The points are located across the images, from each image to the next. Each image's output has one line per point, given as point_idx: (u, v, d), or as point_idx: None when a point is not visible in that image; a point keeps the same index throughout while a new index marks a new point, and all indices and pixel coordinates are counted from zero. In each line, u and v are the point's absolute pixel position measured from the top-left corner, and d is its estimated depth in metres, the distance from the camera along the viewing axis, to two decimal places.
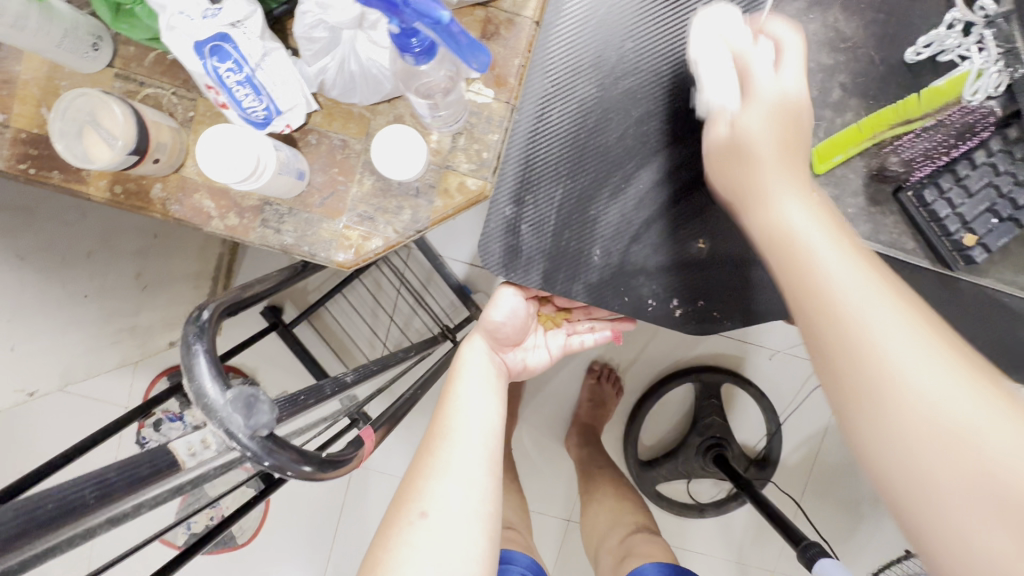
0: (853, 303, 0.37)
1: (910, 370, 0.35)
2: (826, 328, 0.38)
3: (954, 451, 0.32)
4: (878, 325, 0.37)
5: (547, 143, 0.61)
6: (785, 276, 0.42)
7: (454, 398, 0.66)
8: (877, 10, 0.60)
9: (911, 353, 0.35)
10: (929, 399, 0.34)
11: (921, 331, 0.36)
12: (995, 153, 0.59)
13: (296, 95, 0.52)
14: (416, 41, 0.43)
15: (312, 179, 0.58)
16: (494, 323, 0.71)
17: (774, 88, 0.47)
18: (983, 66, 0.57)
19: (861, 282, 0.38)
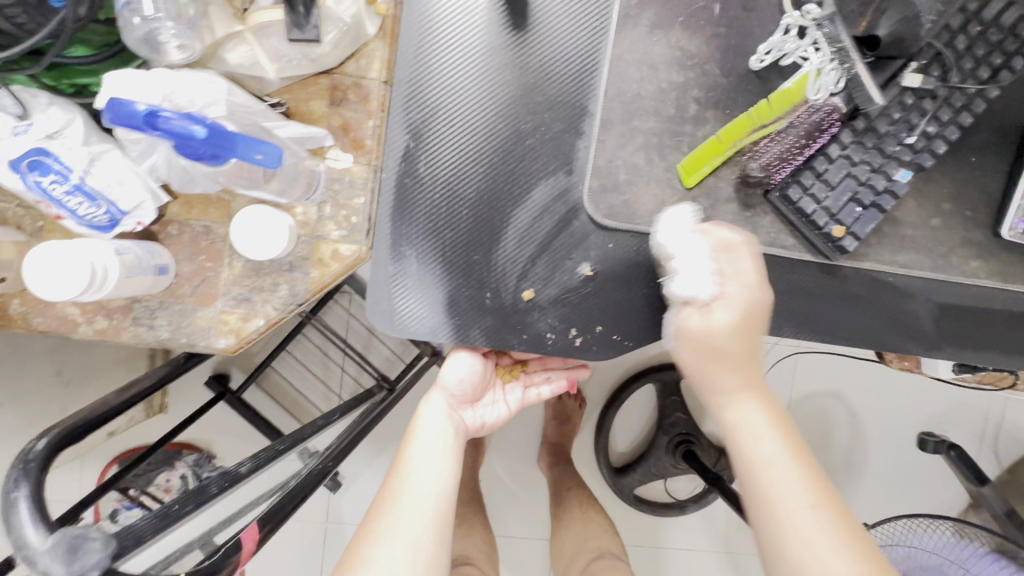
0: (767, 465, 0.49)
1: (789, 500, 0.48)
2: (762, 478, 0.49)
3: (796, 554, 0.47)
4: (754, 426, 0.51)
5: (418, 194, 0.60)
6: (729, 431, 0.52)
7: (408, 458, 0.68)
8: (716, 25, 0.63)
9: (803, 510, 0.48)
10: (808, 545, 0.47)
11: (807, 485, 0.49)
12: (848, 146, 0.62)
13: (138, 192, 0.50)
14: (198, 149, 0.40)
15: (179, 270, 0.57)
16: (451, 383, 0.72)
17: (738, 294, 0.52)
18: (820, 66, 0.60)
19: (780, 451, 0.50)
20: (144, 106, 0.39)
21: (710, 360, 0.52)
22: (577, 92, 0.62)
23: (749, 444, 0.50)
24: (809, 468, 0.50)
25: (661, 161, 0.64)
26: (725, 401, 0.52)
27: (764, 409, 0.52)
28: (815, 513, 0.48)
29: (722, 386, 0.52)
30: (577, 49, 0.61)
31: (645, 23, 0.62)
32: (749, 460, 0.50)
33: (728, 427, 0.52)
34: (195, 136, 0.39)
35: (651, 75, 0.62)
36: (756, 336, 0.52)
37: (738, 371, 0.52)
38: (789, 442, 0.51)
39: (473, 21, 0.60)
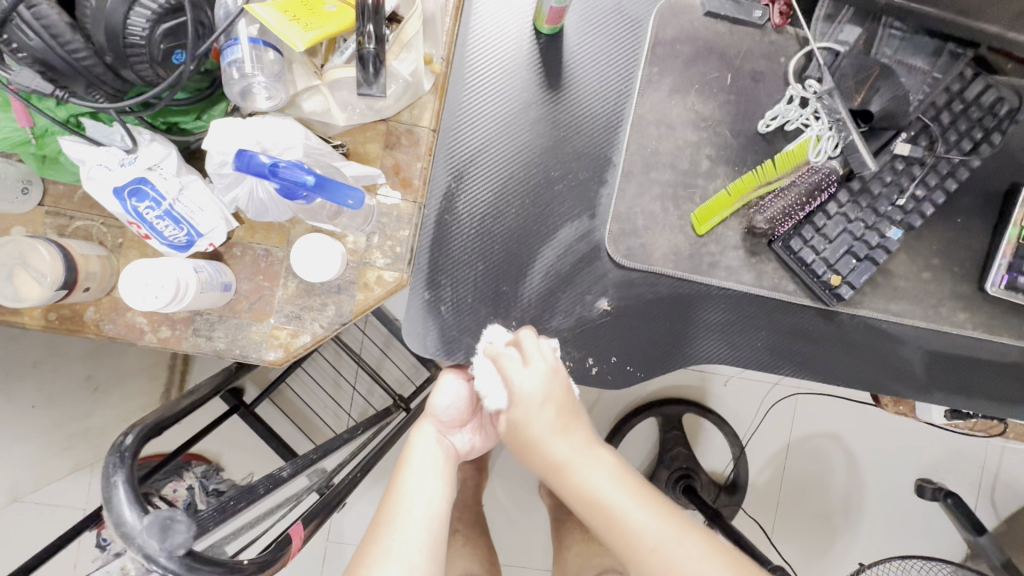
0: (579, 467, 0.54)
1: (630, 514, 0.51)
2: (570, 476, 0.54)
3: (623, 546, 0.51)
4: (604, 489, 0.53)
5: (456, 232, 0.67)
6: (534, 454, 0.56)
7: (399, 488, 0.65)
8: (727, 92, 0.70)
9: (640, 516, 0.51)
10: (639, 532, 0.51)
11: (643, 502, 0.52)
12: (845, 204, 0.68)
13: (216, 219, 0.56)
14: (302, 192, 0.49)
15: (239, 287, 0.63)
16: (438, 410, 0.71)
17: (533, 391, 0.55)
18: (821, 132, 0.67)
19: (627, 498, 0.52)
20: (266, 158, 0.47)
21: (536, 454, 0.55)
22: (602, 147, 0.69)
23: (622, 518, 0.51)
24: (627, 476, 0.54)
25: (675, 210, 0.70)
26: (568, 472, 0.54)
27: (619, 473, 0.54)
28: (705, 557, 0.50)
29: (542, 437, 0.55)
30: (604, 107, 0.69)
31: (665, 88, 0.69)
32: (614, 515, 0.52)
33: (524, 456, 0.56)
34: (307, 182, 0.48)
35: (668, 134, 0.70)
36: (574, 407, 0.57)
37: (566, 428, 0.55)
38: (647, 495, 0.54)
39: (514, 82, 0.68)
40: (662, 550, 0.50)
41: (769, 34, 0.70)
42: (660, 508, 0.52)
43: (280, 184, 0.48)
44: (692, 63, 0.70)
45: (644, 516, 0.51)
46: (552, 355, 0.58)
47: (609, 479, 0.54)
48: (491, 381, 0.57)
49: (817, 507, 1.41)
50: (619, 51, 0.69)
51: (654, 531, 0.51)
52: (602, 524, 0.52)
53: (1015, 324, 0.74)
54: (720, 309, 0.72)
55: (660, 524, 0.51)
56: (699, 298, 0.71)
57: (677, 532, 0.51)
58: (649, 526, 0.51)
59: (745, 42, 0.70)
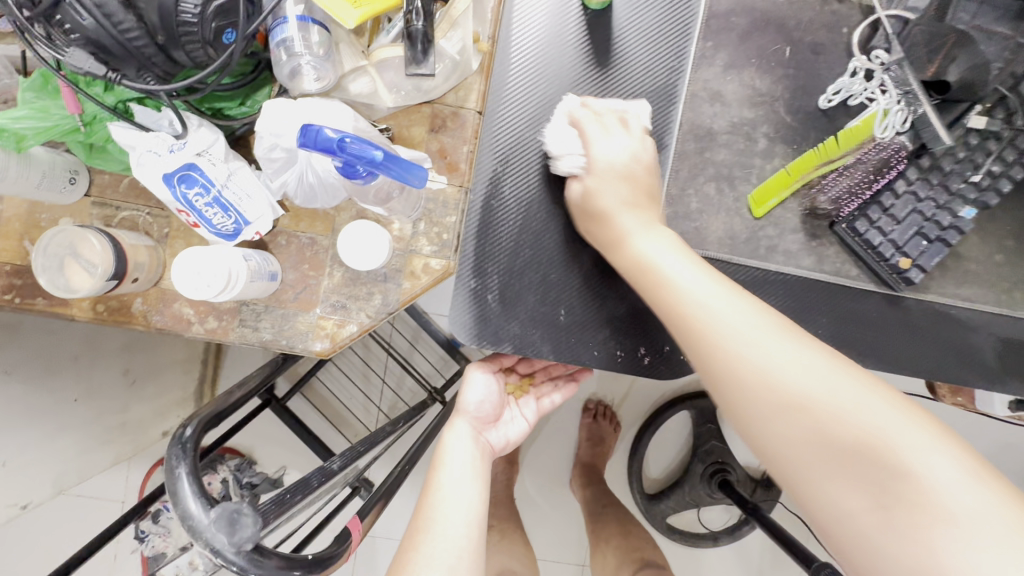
0: (751, 337, 0.47)
1: (771, 362, 0.45)
2: (714, 358, 0.48)
3: (785, 416, 0.43)
4: (662, 258, 0.55)
5: (502, 215, 0.65)
6: (653, 291, 0.54)
7: (437, 487, 0.69)
8: (786, 66, 0.66)
9: (781, 353, 0.45)
10: (774, 365, 0.45)
11: (792, 334, 0.46)
12: (914, 182, 0.64)
13: (262, 207, 0.55)
14: (362, 168, 0.47)
15: (284, 277, 0.61)
16: (472, 406, 0.78)
17: (620, 157, 0.61)
18: (887, 106, 0.63)
19: (756, 322, 0.48)
20: (333, 132, 0.46)
21: (597, 224, 0.60)
22: (654, 126, 0.66)
23: (783, 378, 0.44)
24: (820, 347, 0.46)
25: (731, 192, 0.67)
26: (620, 236, 0.58)
27: (800, 338, 0.46)
28: (886, 408, 0.41)
29: (666, 281, 0.53)
30: (655, 85, 0.66)
31: (719, 64, 0.66)
32: (752, 372, 0.45)
33: (679, 330, 0.51)
34: (377, 156, 0.46)
35: (723, 111, 0.66)
36: (647, 196, 0.61)
37: (636, 202, 0.60)
38: (801, 335, 0.47)
39: (560, 59, 0.65)
40: (811, 407, 0.42)
41: (830, 3, 0.67)
42: (807, 340, 0.47)
43: (346, 161, 0.47)
44: (748, 36, 0.66)
45: (818, 364, 0.44)
46: (641, 130, 0.63)
47: (770, 323, 0.48)
48: (563, 130, 0.63)
49: None
50: (669, 25, 0.66)
51: (790, 360, 0.45)
52: (696, 351, 0.49)
53: None
54: (778, 295, 0.68)
55: (875, 398, 0.42)
56: (757, 284, 0.68)
57: (826, 370, 0.44)
58: (852, 403, 0.42)
59: (804, 13, 0.66)
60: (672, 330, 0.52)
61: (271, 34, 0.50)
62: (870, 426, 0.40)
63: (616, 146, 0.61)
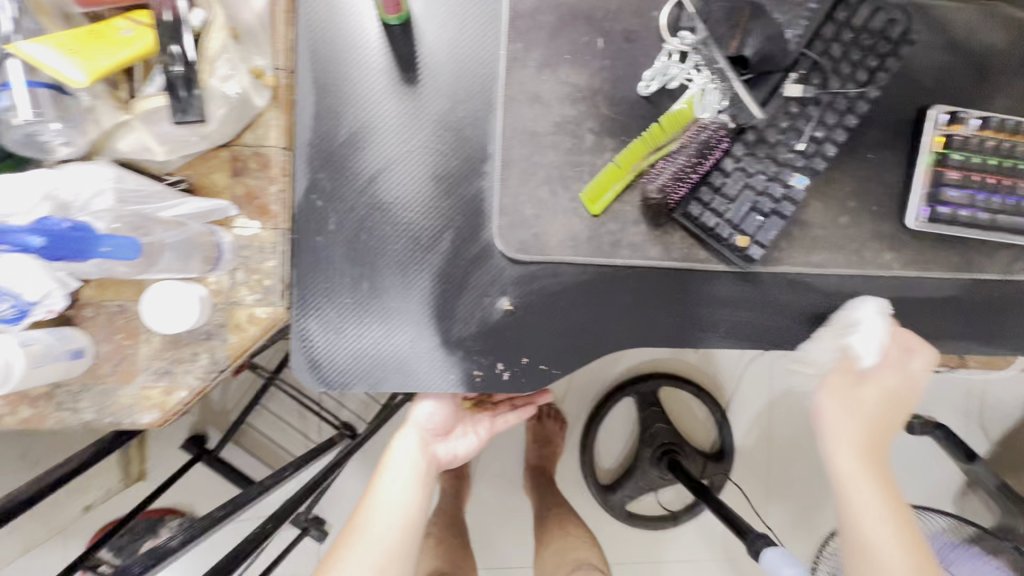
0: (860, 506, 0.63)
1: (880, 544, 0.61)
2: (858, 521, 0.63)
3: (855, 542, 0.63)
4: (885, 543, 0.61)
5: (330, 253, 0.62)
6: (853, 523, 0.63)
7: (378, 487, 0.71)
8: (601, 58, 0.65)
9: (883, 530, 0.62)
10: (872, 532, 0.62)
11: (888, 515, 0.63)
12: (741, 158, 0.64)
13: (47, 283, 0.48)
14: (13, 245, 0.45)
15: (97, 351, 0.58)
16: (424, 418, 0.73)
17: (415, 447, 0.73)
18: (703, 85, 0.64)
19: (890, 531, 0.62)
20: None
21: (866, 562, 0.62)
22: (475, 136, 0.64)
23: (851, 492, 0.64)
24: (889, 499, 0.64)
25: (565, 193, 0.65)
26: (855, 523, 0.63)
27: (866, 473, 0.65)
28: (887, 522, 0.62)
29: (848, 489, 0.64)
30: (468, 96, 0.64)
31: (532, 64, 0.64)
32: (851, 516, 0.64)
33: (849, 485, 0.65)
34: (36, 245, 0.45)
35: (545, 112, 0.65)
36: (884, 429, 0.68)
37: (854, 457, 0.65)
38: (900, 524, 0.63)
39: (363, 81, 0.62)
40: (881, 567, 0.60)
41: None
42: (908, 543, 0.61)
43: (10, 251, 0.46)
44: (559, 31, 0.64)
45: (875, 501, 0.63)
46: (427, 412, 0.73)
47: (879, 497, 0.64)
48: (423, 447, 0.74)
49: (807, 461, 1.38)
50: (473, 32, 0.63)
51: (886, 529, 0.62)
52: (853, 546, 0.63)
53: (946, 255, 0.70)
54: (632, 288, 0.67)
55: (892, 525, 0.62)
56: (608, 281, 0.67)
57: (896, 550, 0.61)
58: (884, 537, 0.62)
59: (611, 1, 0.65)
60: (847, 539, 0.64)
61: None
62: (885, 556, 0.61)
63: (871, 342, 0.66)
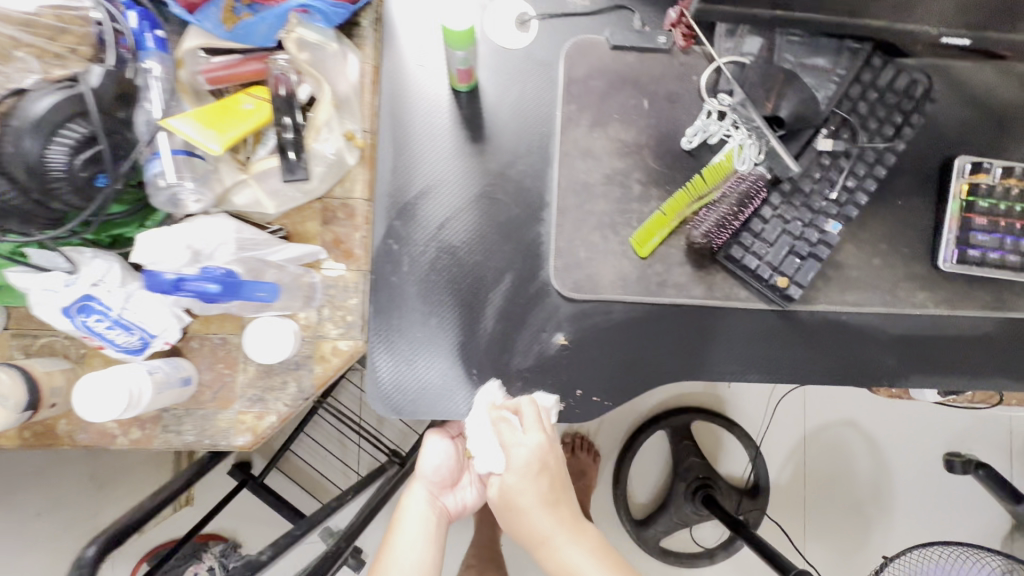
0: (559, 546, 0.57)
1: (584, 575, 0.56)
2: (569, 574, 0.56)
3: None
4: (581, 566, 0.56)
5: (403, 292, 0.69)
6: (587, 570, 0.56)
7: (387, 558, 0.66)
8: (647, 117, 0.72)
9: (588, 566, 0.56)
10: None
11: (596, 566, 0.56)
12: (778, 206, 0.69)
13: (166, 318, 0.59)
14: (211, 288, 0.52)
15: (201, 378, 0.65)
16: (428, 471, 0.72)
17: (422, 498, 0.71)
18: (741, 141, 0.70)
19: (594, 571, 0.56)
20: (172, 273, 0.51)
21: (548, 555, 0.58)
22: (533, 187, 0.71)
23: (550, 538, 0.58)
24: (603, 557, 0.57)
25: (615, 237, 0.72)
26: (547, 549, 0.58)
27: (535, 472, 0.59)
28: (598, 570, 0.56)
29: (526, 505, 0.59)
30: (529, 152, 0.71)
31: (585, 123, 0.72)
32: (527, 529, 0.59)
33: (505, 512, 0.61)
34: (212, 291, 0.52)
35: (597, 165, 0.72)
36: (612, 557, 0.58)
37: (555, 505, 0.59)
38: (607, 563, 0.57)
39: (435, 141, 0.70)
40: None
41: (678, 55, 0.73)
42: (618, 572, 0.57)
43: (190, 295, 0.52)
44: (609, 94, 0.72)
45: (591, 565, 0.56)
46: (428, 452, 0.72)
47: (555, 520, 0.59)
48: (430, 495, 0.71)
49: (844, 498, 1.37)
50: (534, 97, 0.72)
51: None
52: None
53: (977, 295, 0.74)
54: (678, 324, 0.72)
55: (595, 574, 0.56)
56: (656, 318, 0.72)
57: None
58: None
59: (656, 67, 0.72)
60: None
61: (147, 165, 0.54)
62: None
63: (527, 452, 0.60)
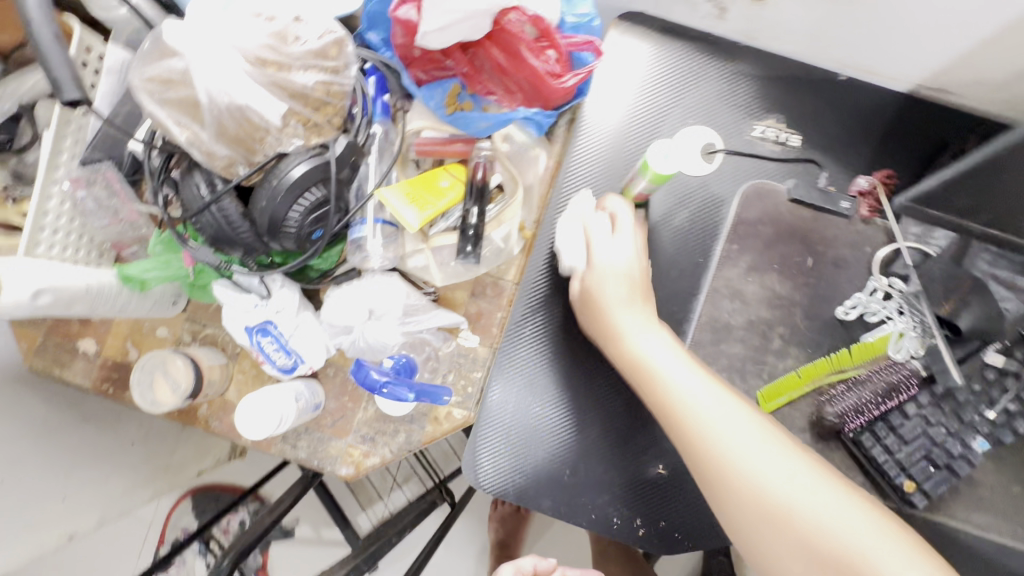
0: (695, 407, 0.54)
1: (697, 397, 0.55)
2: (687, 423, 0.54)
3: (725, 472, 0.50)
4: (651, 341, 0.60)
5: (524, 376, 0.71)
6: (649, 395, 0.58)
7: None
8: (806, 274, 0.72)
9: (767, 461, 0.50)
10: (682, 388, 0.56)
11: (728, 396, 0.55)
12: (925, 406, 0.65)
13: (320, 351, 0.63)
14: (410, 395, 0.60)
15: (326, 404, 0.70)
16: None
17: None
18: (903, 329, 0.67)
19: (707, 387, 0.56)
20: (376, 375, 0.59)
21: (646, 384, 0.58)
22: (675, 313, 0.72)
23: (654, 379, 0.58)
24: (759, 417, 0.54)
25: (742, 384, 0.71)
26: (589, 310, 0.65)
27: (626, 276, 0.63)
28: (699, 376, 0.57)
29: (611, 306, 0.63)
30: (680, 277, 0.72)
31: (742, 265, 0.72)
32: (662, 396, 0.56)
33: (585, 311, 0.65)
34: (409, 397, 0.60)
35: (742, 308, 0.72)
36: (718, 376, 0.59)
37: (647, 300, 0.64)
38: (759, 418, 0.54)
39: None
40: (688, 421, 0.54)
41: (856, 222, 0.72)
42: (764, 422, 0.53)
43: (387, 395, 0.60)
44: (773, 243, 0.72)
45: (669, 345, 0.60)
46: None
47: (646, 314, 0.63)
48: None
49: None
50: (698, 225, 0.73)
51: (711, 399, 0.54)
52: (682, 433, 0.54)
53: None
54: None
55: (734, 405, 0.54)
56: None
57: (755, 429, 0.52)
58: (769, 463, 0.49)
59: (828, 229, 0.72)
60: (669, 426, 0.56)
61: (350, 229, 0.61)
62: (755, 475, 0.49)
63: (617, 252, 0.64)
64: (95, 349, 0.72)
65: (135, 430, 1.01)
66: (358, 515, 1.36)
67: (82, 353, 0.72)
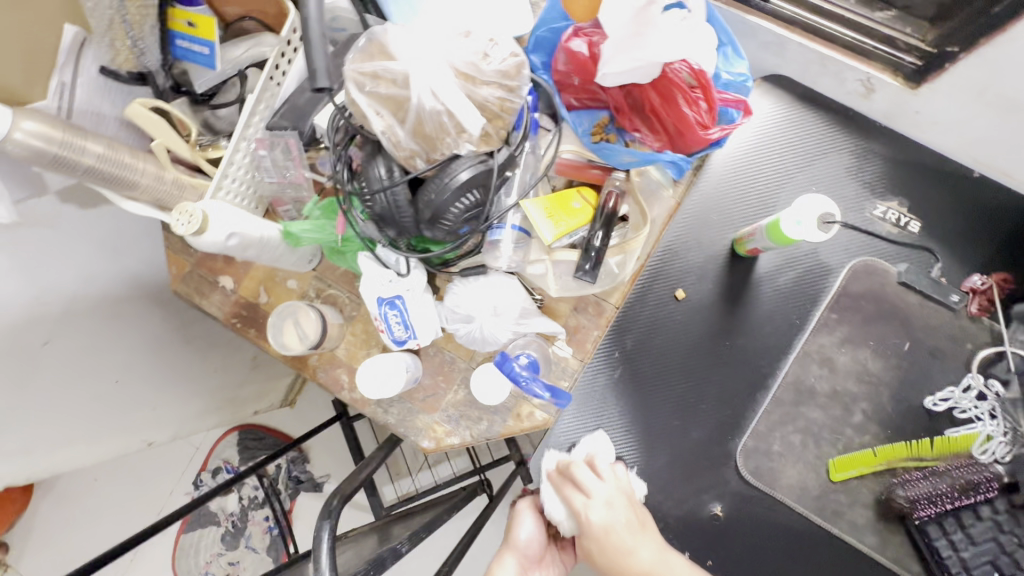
0: (682, 572, 0.59)
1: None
2: None
3: None
4: (643, 558, 0.59)
5: (602, 395, 0.76)
6: None
7: None
8: (901, 357, 0.73)
9: None
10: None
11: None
12: (1000, 512, 0.66)
13: (433, 330, 0.70)
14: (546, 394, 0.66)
15: (422, 379, 0.76)
16: (522, 542, 0.69)
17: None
18: (992, 432, 0.68)
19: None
20: (518, 367, 0.66)
21: None
22: (762, 367, 0.75)
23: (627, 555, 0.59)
24: None
25: (815, 448, 0.73)
26: (591, 526, 0.60)
27: (622, 512, 0.61)
28: (693, 569, 0.60)
29: (621, 548, 0.59)
30: (775, 333, 0.75)
31: (838, 335, 0.74)
32: None
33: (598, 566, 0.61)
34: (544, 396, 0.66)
35: (830, 376, 0.74)
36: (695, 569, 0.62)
37: (637, 520, 0.61)
38: None
39: (696, 284, 0.76)
40: None
41: (962, 317, 0.73)
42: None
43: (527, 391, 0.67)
44: (873, 320, 0.74)
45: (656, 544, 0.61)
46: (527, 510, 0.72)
47: (653, 544, 0.60)
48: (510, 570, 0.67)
49: None
50: (803, 288, 0.75)
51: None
52: None
53: None
54: (834, 557, 0.72)
55: None
56: (815, 540, 0.72)
57: None
58: None
59: (931, 319, 0.73)
60: None
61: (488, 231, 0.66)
62: None
63: (611, 511, 0.61)
64: (231, 286, 0.80)
65: (218, 361, 1.08)
66: (385, 485, 1.40)
67: (219, 288, 0.80)
